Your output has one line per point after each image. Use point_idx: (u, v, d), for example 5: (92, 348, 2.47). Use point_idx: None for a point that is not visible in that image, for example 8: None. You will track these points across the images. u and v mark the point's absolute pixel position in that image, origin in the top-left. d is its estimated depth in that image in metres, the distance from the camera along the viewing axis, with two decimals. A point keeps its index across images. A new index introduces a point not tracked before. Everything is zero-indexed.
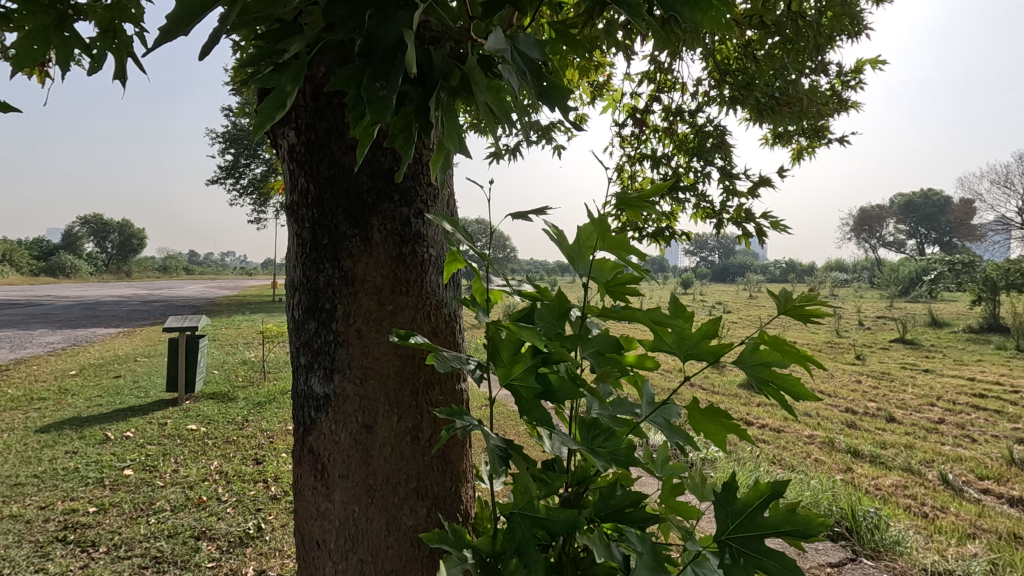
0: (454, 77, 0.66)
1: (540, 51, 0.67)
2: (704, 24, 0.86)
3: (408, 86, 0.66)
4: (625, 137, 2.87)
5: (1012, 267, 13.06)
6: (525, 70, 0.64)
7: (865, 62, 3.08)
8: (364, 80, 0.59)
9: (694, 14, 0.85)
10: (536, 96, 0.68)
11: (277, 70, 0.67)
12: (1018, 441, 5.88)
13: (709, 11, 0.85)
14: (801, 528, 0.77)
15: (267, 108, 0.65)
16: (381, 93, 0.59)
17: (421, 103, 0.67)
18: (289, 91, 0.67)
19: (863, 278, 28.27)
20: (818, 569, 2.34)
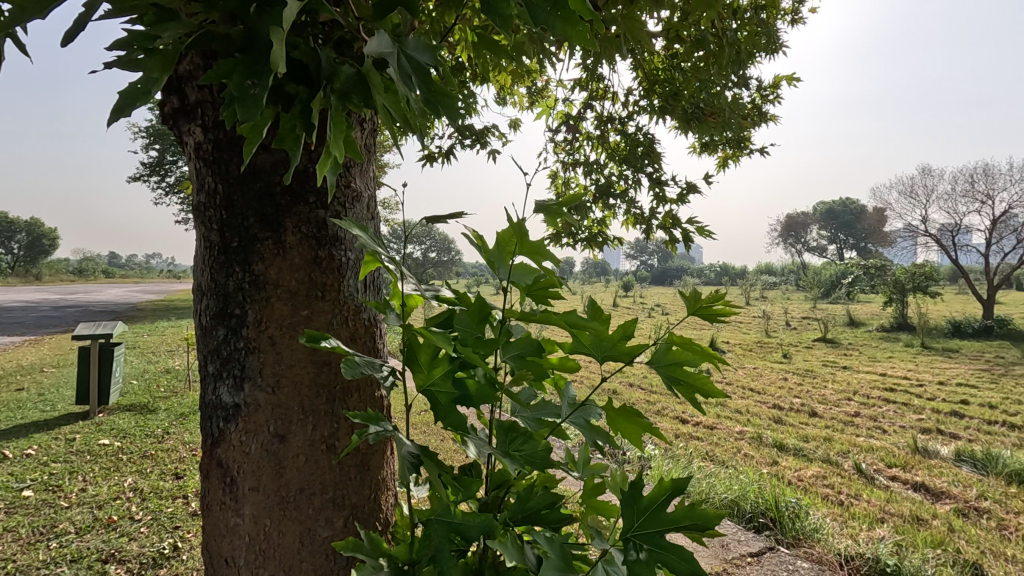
0: (339, 79, 0.66)
1: (431, 55, 0.66)
2: (572, 42, 0.69)
3: (295, 86, 0.65)
4: (559, 143, 2.92)
5: (918, 271, 14.24)
6: (409, 73, 0.64)
7: (783, 79, 3.29)
8: (234, 76, 0.57)
9: (565, 29, 0.70)
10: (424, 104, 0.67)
11: (147, 59, 0.65)
12: (922, 431, 6.41)
13: (577, 26, 0.68)
14: (699, 523, 0.79)
15: (129, 96, 0.62)
16: (252, 90, 0.57)
17: (308, 105, 0.66)
18: (158, 81, 0.66)
19: (790, 280, 30.01)
20: (739, 559, 2.45)
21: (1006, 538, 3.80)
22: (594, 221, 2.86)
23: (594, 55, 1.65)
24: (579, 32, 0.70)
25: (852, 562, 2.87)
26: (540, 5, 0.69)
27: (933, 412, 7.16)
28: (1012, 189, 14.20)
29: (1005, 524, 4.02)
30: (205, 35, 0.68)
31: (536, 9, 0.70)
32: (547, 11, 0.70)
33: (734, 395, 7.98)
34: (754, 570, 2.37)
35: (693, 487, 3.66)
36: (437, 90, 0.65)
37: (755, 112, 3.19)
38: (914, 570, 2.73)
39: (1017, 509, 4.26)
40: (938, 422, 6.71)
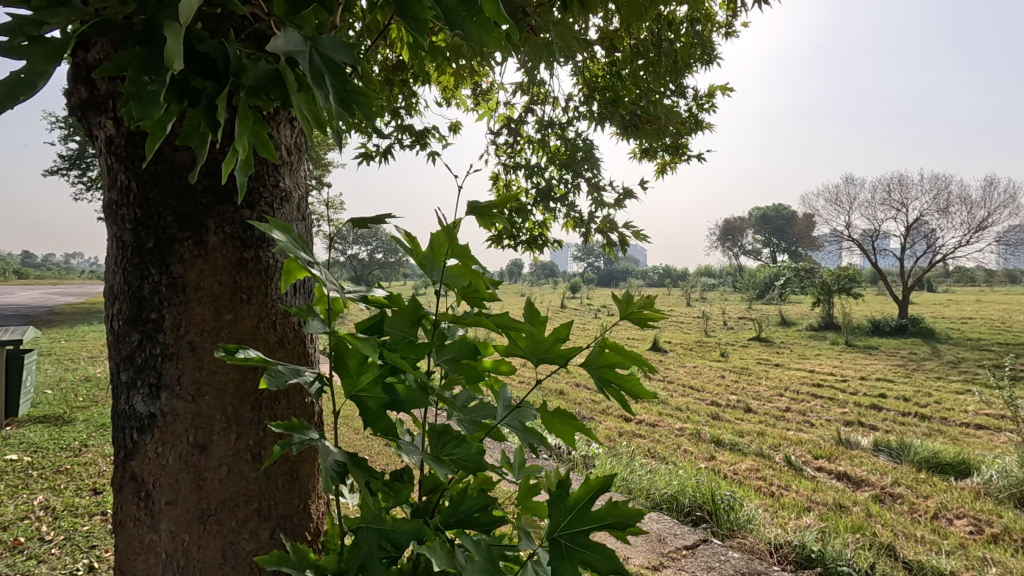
0: (247, 74, 0.65)
1: (349, 55, 0.66)
2: (485, 46, 0.70)
3: (200, 80, 0.64)
4: (500, 145, 2.92)
5: (843, 273, 15.19)
6: (322, 73, 0.63)
7: (717, 88, 3.43)
8: (129, 72, 0.57)
9: (479, 35, 0.70)
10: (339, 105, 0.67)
11: (32, 45, 0.61)
12: (845, 424, 6.83)
13: (491, 32, 0.69)
14: (622, 520, 0.82)
15: (9, 86, 0.59)
16: (149, 87, 0.57)
17: (215, 100, 0.65)
18: (44, 74, 0.62)
19: (728, 282, 31.36)
20: (675, 553, 2.53)
21: (917, 521, 4.10)
22: (535, 223, 2.89)
23: (530, 60, 1.66)
24: (491, 37, 0.70)
25: (780, 550, 3.03)
26: (454, 10, 0.70)
27: (855, 405, 7.65)
28: (924, 198, 15.39)
29: (917, 507, 4.34)
30: (102, 24, 0.64)
31: (449, 12, 0.70)
32: (462, 15, 0.70)
33: (675, 393, 8.25)
34: (689, 562, 2.45)
35: (634, 484, 3.76)
36: (353, 90, 0.66)
37: (691, 121, 3.31)
38: (836, 555, 2.91)
39: (926, 493, 4.61)
40: (859, 415, 7.18)
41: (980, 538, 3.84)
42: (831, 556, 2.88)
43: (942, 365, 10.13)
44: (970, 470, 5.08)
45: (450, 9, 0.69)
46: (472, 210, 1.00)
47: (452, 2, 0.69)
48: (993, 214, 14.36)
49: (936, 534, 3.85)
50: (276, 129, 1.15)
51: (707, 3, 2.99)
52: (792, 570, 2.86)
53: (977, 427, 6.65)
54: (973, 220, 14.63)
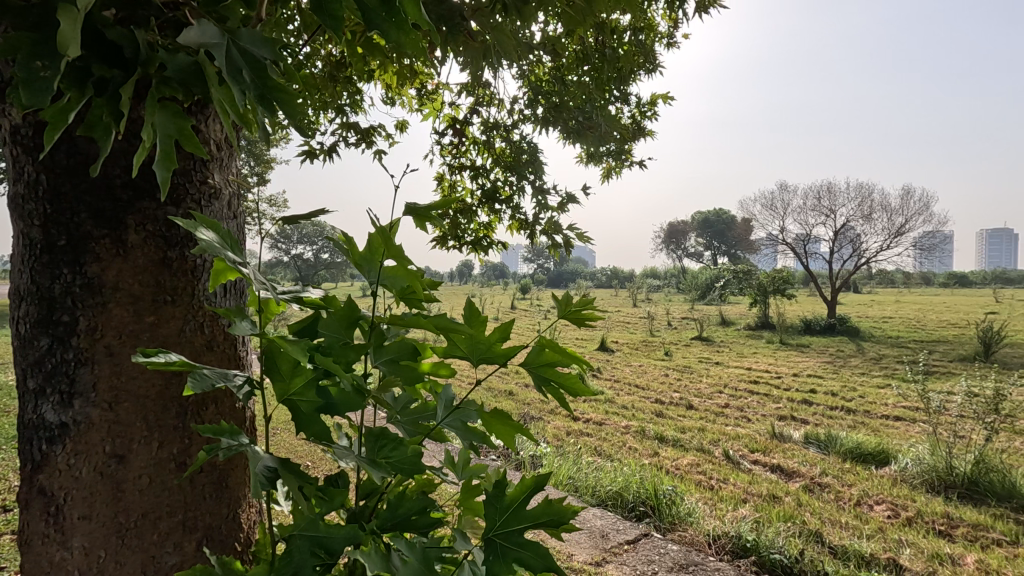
0: (154, 62, 0.63)
1: (270, 49, 0.67)
2: (405, 49, 0.73)
3: (106, 68, 0.62)
4: (445, 146, 2.91)
5: (777, 275, 15.99)
6: (238, 71, 0.64)
7: (659, 97, 3.54)
8: (20, 56, 0.55)
9: (397, 38, 0.74)
10: (258, 99, 0.67)
11: None
12: (778, 418, 7.21)
13: (410, 36, 0.73)
14: (555, 516, 0.84)
15: None
16: (43, 73, 0.55)
17: (123, 88, 0.63)
18: None
19: (672, 283, 32.40)
20: (617, 548, 2.59)
21: (842, 508, 4.37)
22: (480, 225, 2.89)
23: (471, 61, 1.64)
24: (408, 41, 0.74)
25: (718, 541, 3.15)
26: (374, 10, 0.72)
27: (788, 401, 8.08)
28: (850, 205, 16.43)
29: (842, 495, 4.63)
30: None
31: (368, 12, 0.72)
32: (380, 16, 0.73)
33: (621, 392, 8.46)
34: (630, 557, 2.51)
35: (580, 481, 3.82)
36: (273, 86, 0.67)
37: (634, 128, 3.41)
38: (769, 543, 3.06)
39: (850, 482, 4.93)
40: (791, 409, 7.58)
41: (897, 521, 4.13)
42: (763, 545, 3.03)
43: (865, 361, 10.85)
44: (888, 459, 5.46)
45: (368, 10, 0.71)
46: (410, 210, 0.98)
47: (373, 2, 0.71)
48: (910, 221, 15.50)
49: (858, 520, 4.12)
50: (203, 123, 1.11)
51: (650, 14, 3.09)
52: (728, 560, 3.00)
53: (895, 419, 7.16)
54: (893, 226, 15.74)
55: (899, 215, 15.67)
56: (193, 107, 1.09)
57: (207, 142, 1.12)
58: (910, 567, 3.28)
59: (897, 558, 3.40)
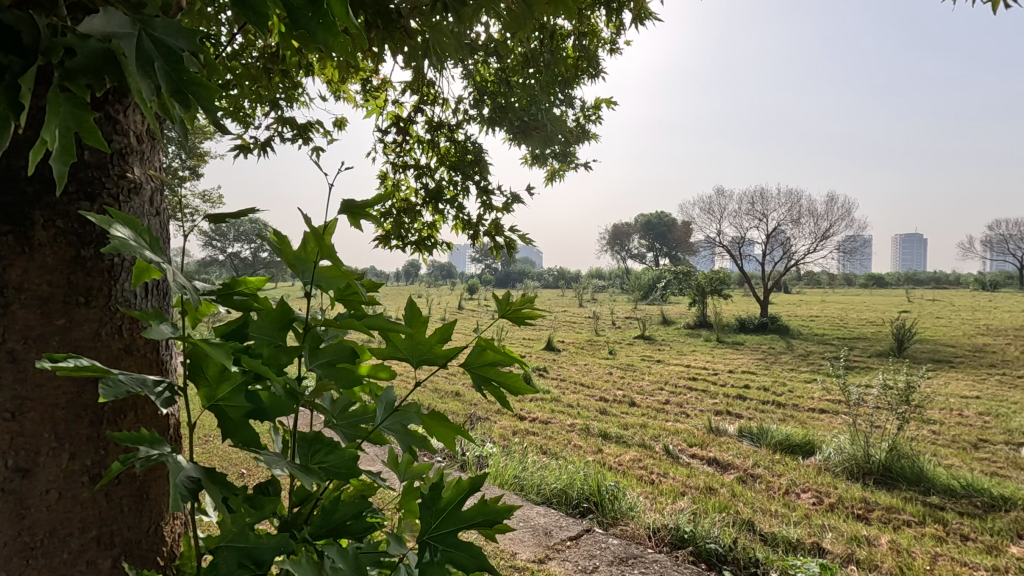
0: (57, 53, 0.60)
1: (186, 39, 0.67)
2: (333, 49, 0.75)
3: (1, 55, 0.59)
4: (388, 144, 2.86)
5: (715, 276, 16.69)
6: (152, 62, 0.64)
7: (602, 102, 3.62)
8: None
9: (326, 38, 0.75)
10: (173, 94, 0.66)
11: None
12: (715, 413, 7.53)
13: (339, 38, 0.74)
14: (490, 516, 0.84)
15: None
16: None
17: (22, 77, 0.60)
18: None
19: (616, 284, 33.21)
20: (560, 544, 2.63)
21: (772, 497, 4.61)
22: (424, 224, 2.86)
23: (411, 58, 1.61)
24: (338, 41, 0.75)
25: (657, 534, 3.25)
26: (303, 10, 0.73)
27: (724, 396, 8.44)
28: (781, 210, 17.35)
29: (772, 485, 4.89)
30: None
31: (297, 11, 0.73)
32: (310, 16, 0.74)
33: (567, 390, 8.59)
34: (572, 553, 2.55)
35: (526, 480, 3.85)
36: (189, 81, 0.67)
37: (578, 131, 3.47)
38: (705, 534, 3.18)
39: (780, 472, 5.20)
40: (727, 404, 7.93)
41: (821, 508, 4.40)
42: (700, 535, 3.15)
43: (794, 357, 11.48)
44: (813, 449, 5.80)
45: (296, 10, 0.72)
46: (345, 209, 0.96)
47: (299, 2, 0.72)
48: (834, 226, 16.54)
49: (787, 508, 4.36)
50: (120, 114, 1.07)
51: (594, 21, 3.15)
52: (667, 551, 3.10)
53: (820, 411, 7.62)
54: (819, 231, 16.75)
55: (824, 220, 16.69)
56: (109, 97, 1.05)
57: (125, 134, 1.07)
58: (831, 550, 3.50)
59: (820, 542, 3.62)
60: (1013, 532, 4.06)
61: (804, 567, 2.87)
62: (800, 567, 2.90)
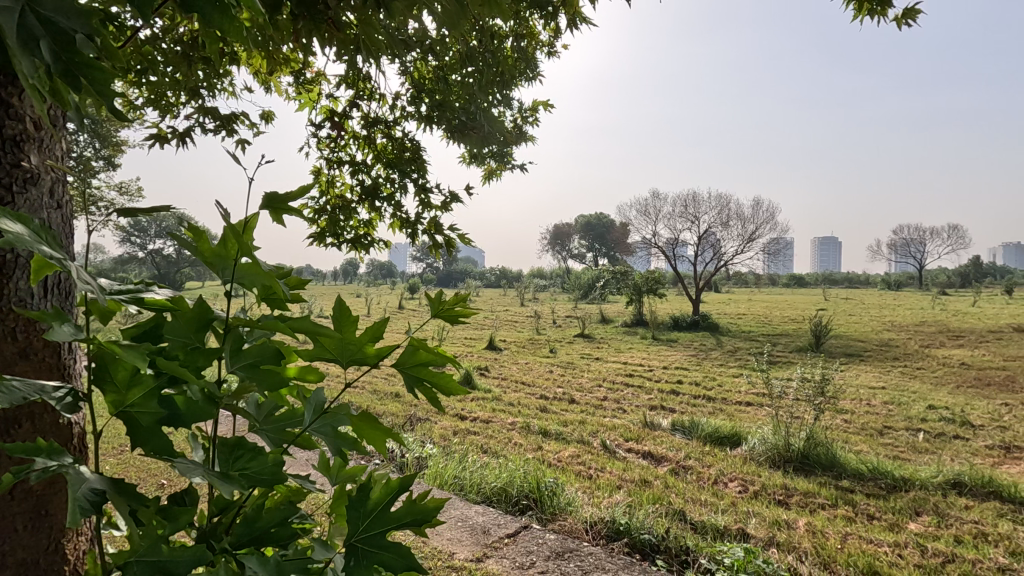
0: None
1: (81, 22, 0.63)
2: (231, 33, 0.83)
3: None
4: (322, 138, 2.77)
5: (651, 276, 17.28)
6: (41, 44, 0.60)
7: (540, 104, 3.67)
8: None
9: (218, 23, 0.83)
10: (63, 77, 0.63)
11: None
12: (650, 408, 7.80)
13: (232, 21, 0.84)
14: (419, 516, 0.84)
15: None
16: None
17: None
18: None
19: (557, 284, 33.74)
20: (497, 542, 2.65)
21: (702, 487, 4.82)
22: (361, 222, 2.80)
23: (342, 52, 1.55)
24: (229, 25, 0.85)
25: (594, 527, 3.33)
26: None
27: (658, 391, 8.76)
28: (711, 213, 18.18)
29: (702, 475, 5.12)
30: None
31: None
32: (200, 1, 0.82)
33: (508, 389, 8.65)
34: (509, 550, 2.57)
35: (466, 480, 3.84)
36: (83, 64, 0.64)
37: (516, 132, 3.50)
38: (639, 525, 3.29)
39: (709, 463, 5.46)
40: (661, 399, 8.23)
41: (746, 495, 4.65)
42: (635, 526, 3.26)
43: (723, 353, 12.07)
44: (739, 440, 6.13)
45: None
46: (268, 204, 0.92)
47: None
48: (759, 228, 17.51)
49: (716, 497, 4.57)
50: (14, 98, 1.01)
51: (532, 23, 3.18)
52: (603, 543, 3.18)
53: (746, 404, 8.05)
54: (745, 233, 17.67)
55: (751, 223, 17.64)
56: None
57: (19, 119, 1.02)
58: (755, 535, 3.71)
59: (744, 528, 3.83)
60: (912, 510, 4.45)
61: (731, 552, 3.02)
62: (726, 553, 3.06)
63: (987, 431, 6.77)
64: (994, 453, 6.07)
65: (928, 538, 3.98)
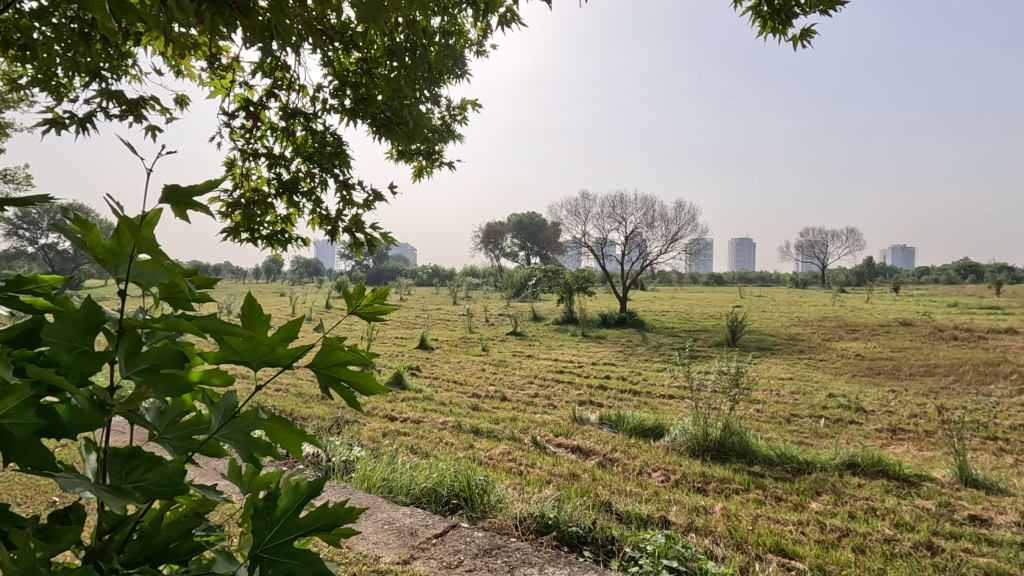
0: None
1: None
2: None
3: None
4: (236, 129, 2.63)
5: (581, 275, 17.70)
6: None
7: (469, 102, 3.67)
8: None
9: None
10: None
11: None
12: (579, 403, 8.00)
13: None
14: (330, 522, 0.82)
15: None
16: None
17: None
18: None
19: (490, 283, 33.85)
20: (425, 543, 2.62)
21: (627, 478, 5.01)
22: (278, 218, 2.69)
23: (254, 39, 1.49)
24: None
25: (524, 522, 3.36)
26: None
27: (587, 387, 9.01)
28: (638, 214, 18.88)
29: (627, 467, 5.31)
30: None
31: None
32: None
33: (439, 389, 8.59)
34: (437, 550, 2.55)
35: (395, 482, 3.76)
36: None
37: (445, 129, 3.47)
38: (568, 518, 3.36)
39: (634, 454, 5.67)
40: (590, 394, 8.47)
41: (668, 484, 4.87)
42: (563, 520, 3.32)
43: (648, 348, 12.59)
44: (662, 431, 6.41)
45: None
46: (169, 197, 0.85)
47: None
48: (681, 229, 18.37)
49: (640, 487, 4.76)
50: None
51: (461, 20, 3.17)
52: (533, 538, 3.22)
53: (669, 397, 8.44)
54: (669, 234, 18.50)
55: (674, 224, 18.48)
56: None
57: None
58: (676, 521, 3.90)
59: (666, 515, 4.01)
60: (814, 490, 4.84)
61: (653, 539, 3.16)
62: (649, 540, 3.20)
63: (877, 416, 7.48)
64: (883, 435, 6.71)
65: (827, 515, 4.34)
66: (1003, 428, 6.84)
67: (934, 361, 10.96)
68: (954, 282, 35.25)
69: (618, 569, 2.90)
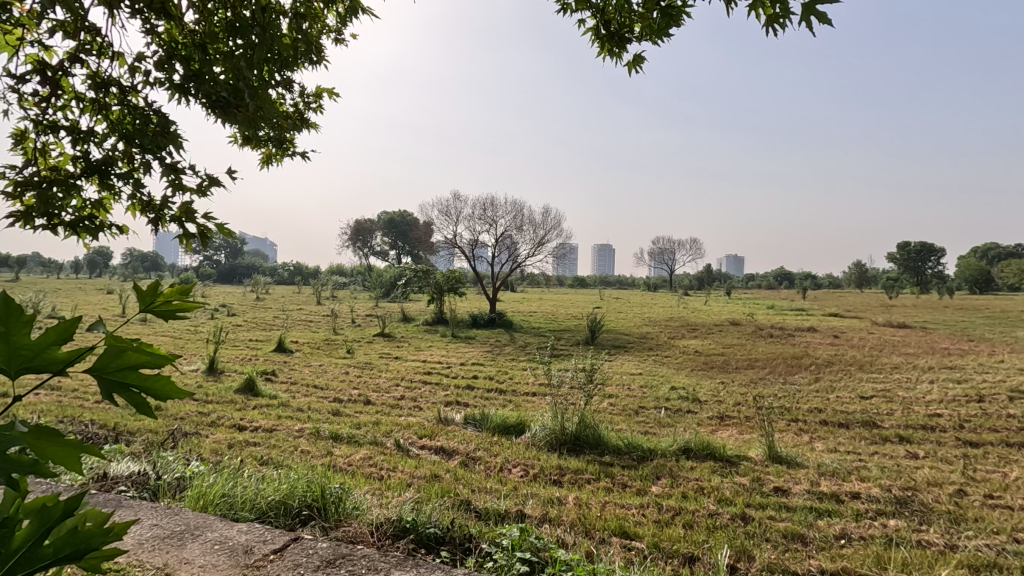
0: None
1: None
2: None
3: None
4: (27, 95, 2.23)
5: (452, 275, 17.72)
6: None
7: (323, 91, 3.49)
8: None
9: None
10: None
11: None
12: (445, 404, 7.99)
13: None
14: (85, 546, 0.78)
15: None
16: None
17: None
18: None
19: (359, 282, 32.66)
20: (261, 560, 2.43)
21: (488, 475, 5.10)
22: (86, 201, 2.33)
23: None
24: None
25: (380, 528, 3.25)
26: None
27: (454, 388, 9.03)
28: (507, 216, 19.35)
29: (490, 464, 5.40)
30: None
31: None
32: None
33: (297, 394, 8.06)
34: (275, 566, 2.38)
35: (237, 496, 3.44)
36: None
37: (296, 117, 3.26)
38: (425, 519, 3.33)
39: (496, 452, 5.79)
40: (457, 395, 8.50)
41: (527, 478, 5.05)
42: (421, 522, 3.28)
43: (515, 348, 12.97)
44: (523, 428, 6.63)
45: None
46: None
47: None
48: (548, 233, 19.17)
49: (500, 483, 4.87)
50: None
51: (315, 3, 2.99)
52: (388, 543, 3.12)
53: (532, 394, 8.77)
54: (537, 237, 19.24)
55: (541, 228, 19.24)
56: None
57: None
58: (531, 514, 4.04)
59: (522, 509, 4.14)
60: (655, 475, 5.32)
61: (508, 533, 3.25)
62: (504, 534, 3.28)
63: (708, 405, 8.45)
64: (713, 422, 7.59)
65: (664, 497, 4.79)
66: (804, 411, 8.09)
67: (754, 356, 12.68)
68: (773, 288, 41.18)
69: (474, 566, 2.94)
